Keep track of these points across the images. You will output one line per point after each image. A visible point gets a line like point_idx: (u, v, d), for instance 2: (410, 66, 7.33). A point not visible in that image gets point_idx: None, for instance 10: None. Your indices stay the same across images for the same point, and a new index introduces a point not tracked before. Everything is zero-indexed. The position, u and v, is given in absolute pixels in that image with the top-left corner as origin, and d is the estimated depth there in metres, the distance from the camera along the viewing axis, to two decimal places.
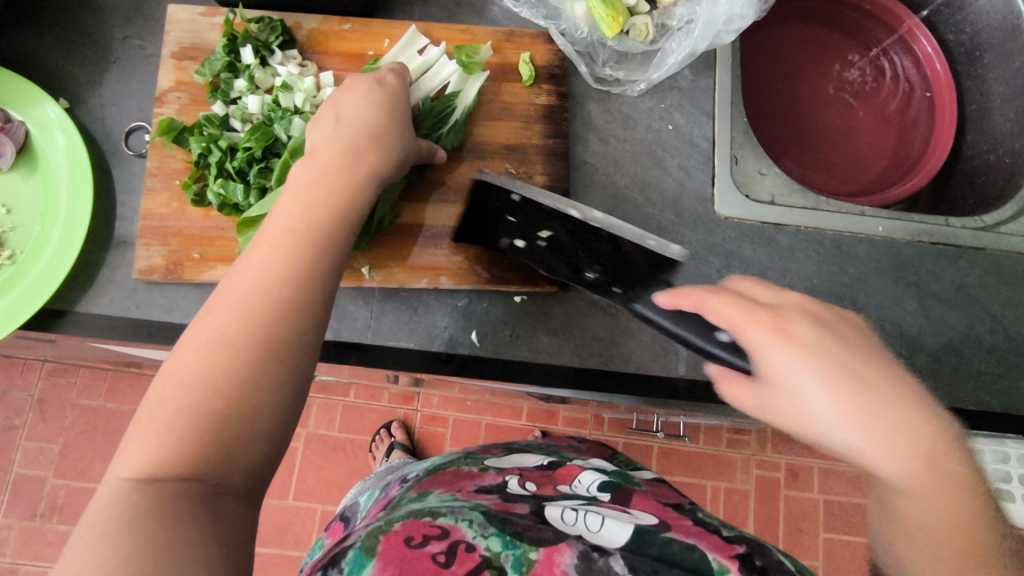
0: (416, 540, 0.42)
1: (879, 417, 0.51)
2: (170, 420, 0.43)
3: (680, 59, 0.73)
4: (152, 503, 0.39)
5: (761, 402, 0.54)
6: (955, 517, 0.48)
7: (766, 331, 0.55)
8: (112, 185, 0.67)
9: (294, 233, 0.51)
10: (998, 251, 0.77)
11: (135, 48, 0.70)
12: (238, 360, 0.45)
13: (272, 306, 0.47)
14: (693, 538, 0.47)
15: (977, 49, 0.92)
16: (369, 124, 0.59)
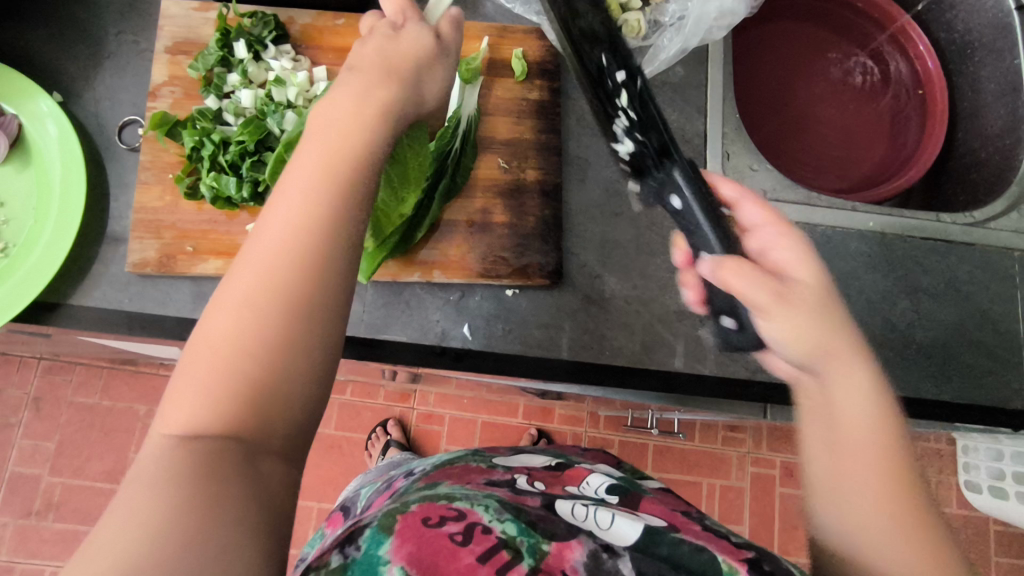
0: (433, 519, 0.43)
1: (846, 370, 0.51)
2: (209, 380, 0.40)
3: (671, 55, 0.74)
4: (198, 458, 0.36)
5: (776, 293, 0.51)
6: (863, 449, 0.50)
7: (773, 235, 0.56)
8: (105, 179, 0.68)
9: (324, 169, 0.46)
10: (987, 246, 0.77)
11: (129, 43, 0.71)
12: (274, 308, 0.41)
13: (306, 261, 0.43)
14: (703, 540, 0.46)
15: (968, 47, 0.93)
16: (388, 63, 0.54)
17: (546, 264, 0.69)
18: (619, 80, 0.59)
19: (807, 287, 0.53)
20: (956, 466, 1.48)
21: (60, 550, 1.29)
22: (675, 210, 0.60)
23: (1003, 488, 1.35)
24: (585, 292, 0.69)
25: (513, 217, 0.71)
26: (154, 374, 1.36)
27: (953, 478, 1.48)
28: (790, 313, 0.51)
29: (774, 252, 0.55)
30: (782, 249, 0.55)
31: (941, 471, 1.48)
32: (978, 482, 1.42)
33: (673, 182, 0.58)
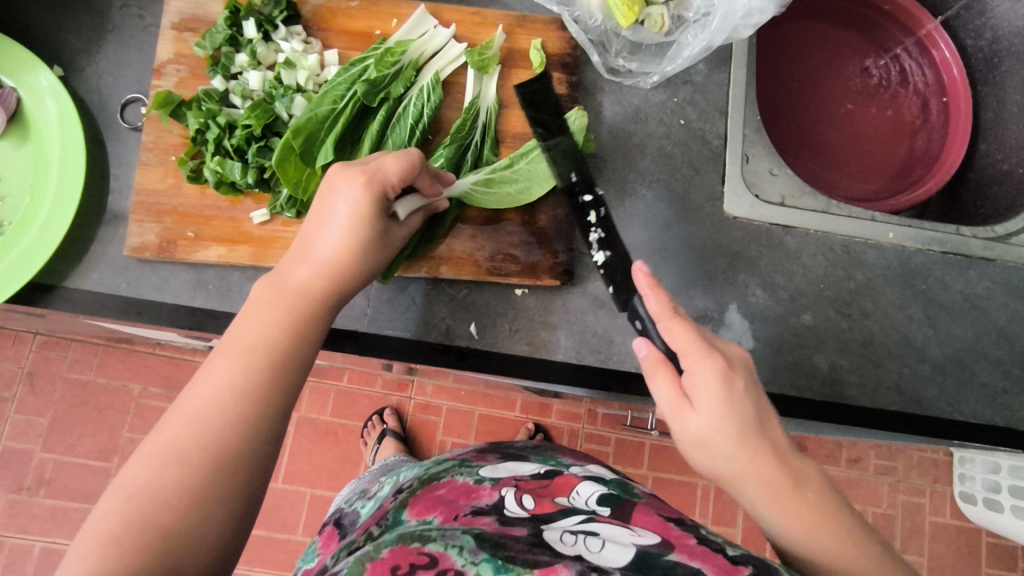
0: (402, 570, 0.43)
1: (737, 450, 0.49)
2: (144, 487, 0.42)
3: (694, 53, 0.70)
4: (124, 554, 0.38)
5: (674, 403, 0.51)
6: (797, 521, 0.48)
7: (666, 392, 0.51)
8: (107, 159, 0.65)
9: (302, 295, 0.53)
10: (1008, 262, 0.75)
11: (135, 17, 0.68)
12: (221, 427, 0.45)
13: (246, 389, 0.47)
14: (697, 560, 0.45)
15: (996, 56, 0.91)
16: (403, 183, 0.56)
17: (557, 264, 0.67)
18: (586, 200, 0.69)
19: (706, 428, 0.49)
20: (952, 476, 1.47)
21: (51, 527, 1.28)
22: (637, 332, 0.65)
23: (999, 500, 1.35)
24: (596, 295, 0.68)
25: (525, 213, 0.69)
26: (151, 353, 1.34)
27: (949, 487, 1.47)
28: (686, 431, 0.50)
29: (693, 375, 0.50)
30: (699, 368, 0.49)
31: (936, 480, 1.47)
32: (973, 493, 1.42)
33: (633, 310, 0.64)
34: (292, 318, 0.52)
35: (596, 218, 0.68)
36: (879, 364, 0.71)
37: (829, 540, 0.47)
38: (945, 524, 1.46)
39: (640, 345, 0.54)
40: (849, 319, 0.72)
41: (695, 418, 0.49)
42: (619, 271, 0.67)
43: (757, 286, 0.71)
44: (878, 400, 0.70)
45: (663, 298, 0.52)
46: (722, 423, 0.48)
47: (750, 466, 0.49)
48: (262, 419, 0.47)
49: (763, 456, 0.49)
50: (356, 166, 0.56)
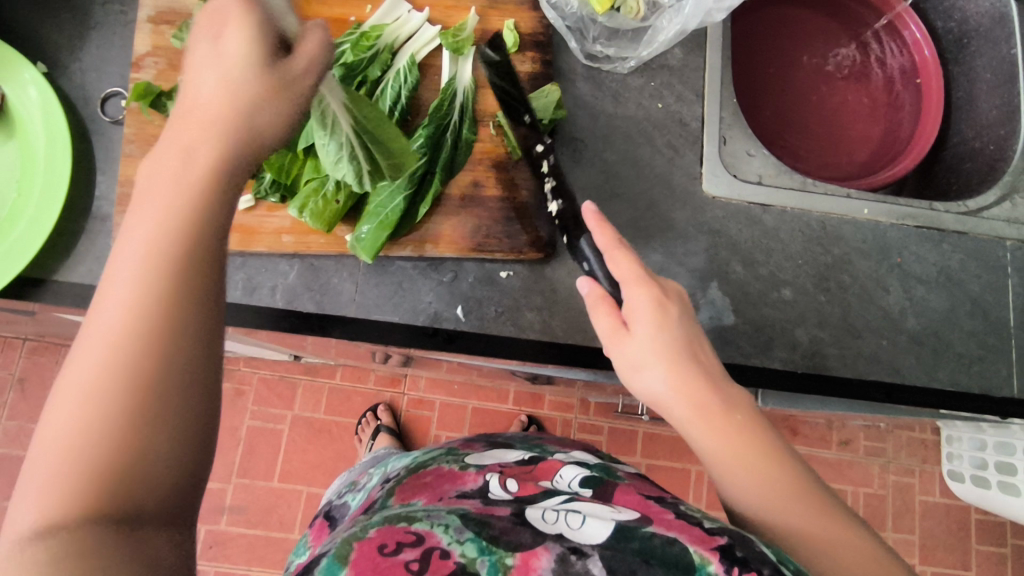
0: (390, 547, 0.43)
1: (669, 371, 0.52)
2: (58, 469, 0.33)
3: (670, 37, 0.72)
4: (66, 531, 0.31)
5: (612, 332, 0.56)
6: (724, 439, 0.50)
7: (606, 325, 0.56)
8: (92, 153, 0.66)
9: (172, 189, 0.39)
10: (980, 235, 0.77)
11: (115, 12, 0.69)
12: (119, 370, 0.35)
13: (127, 375, 0.35)
14: (675, 531, 0.47)
15: (965, 36, 0.93)
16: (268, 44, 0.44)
17: (540, 239, 0.68)
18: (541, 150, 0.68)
19: (642, 351, 0.54)
20: (940, 455, 1.50)
21: None
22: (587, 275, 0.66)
23: (985, 477, 1.37)
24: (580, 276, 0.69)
25: (504, 190, 0.70)
26: None
27: (937, 467, 1.50)
28: (624, 361, 0.55)
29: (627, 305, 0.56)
30: (632, 298, 0.55)
31: (925, 460, 1.50)
32: (961, 471, 1.44)
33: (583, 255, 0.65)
34: (160, 261, 0.37)
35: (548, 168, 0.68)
36: (858, 336, 0.73)
37: (750, 461, 0.49)
38: (935, 503, 1.49)
39: (583, 282, 0.59)
40: (827, 293, 0.74)
41: (631, 341, 0.54)
42: (568, 221, 0.67)
43: (737, 262, 0.73)
44: (858, 370, 0.72)
45: (609, 232, 0.57)
46: (653, 342, 0.53)
47: (679, 389, 0.52)
48: (165, 394, 0.35)
49: (691, 377, 0.52)
50: (208, 14, 0.42)
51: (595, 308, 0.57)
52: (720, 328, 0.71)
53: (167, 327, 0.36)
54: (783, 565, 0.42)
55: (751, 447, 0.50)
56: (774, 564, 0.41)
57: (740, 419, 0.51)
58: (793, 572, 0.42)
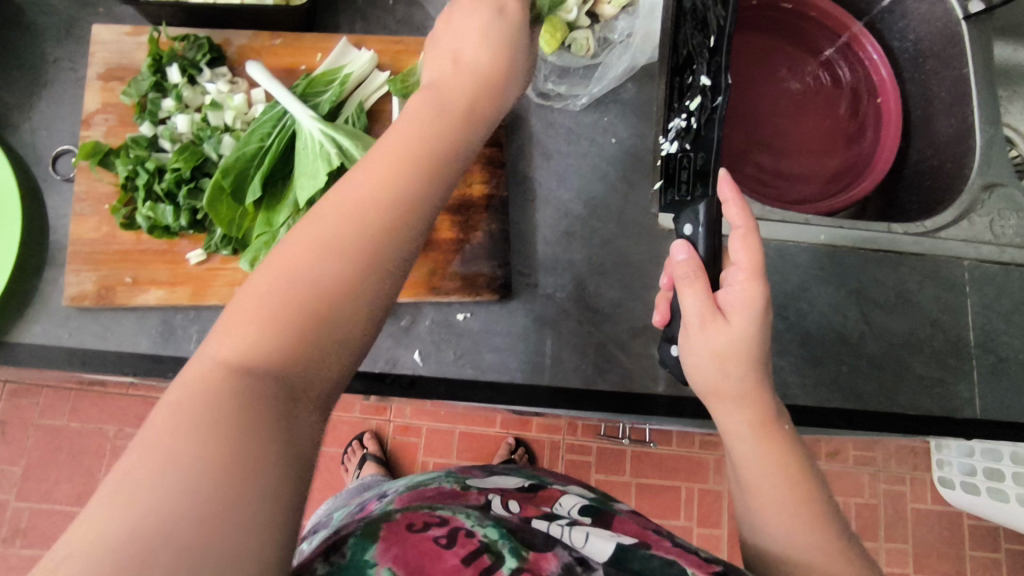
0: (418, 525, 0.46)
1: (746, 368, 0.51)
2: (263, 325, 0.37)
3: (620, 73, 0.74)
4: (237, 404, 0.33)
5: (705, 314, 0.52)
6: (771, 463, 0.51)
7: (697, 306, 0.52)
8: (44, 210, 0.66)
9: (416, 151, 0.45)
10: (937, 256, 0.78)
11: (66, 70, 0.69)
12: (335, 267, 0.40)
13: (331, 281, 0.39)
14: (673, 554, 0.46)
15: (920, 56, 0.94)
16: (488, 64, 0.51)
17: (494, 279, 0.69)
18: (700, 82, 0.63)
19: (737, 341, 0.51)
20: (930, 462, 1.49)
21: None
22: (682, 237, 0.60)
23: (975, 483, 1.37)
24: (537, 314, 0.69)
25: (459, 233, 0.70)
26: (123, 394, 1.33)
27: (928, 473, 1.49)
28: (708, 343, 0.52)
29: (728, 290, 0.52)
30: (742, 287, 0.51)
31: (915, 467, 1.49)
32: (952, 478, 1.44)
33: (692, 210, 0.59)
34: (385, 196, 0.42)
35: (696, 104, 0.64)
36: (818, 363, 0.73)
37: (785, 490, 0.50)
38: (928, 510, 1.48)
39: (679, 249, 0.55)
40: (785, 321, 0.74)
41: (727, 329, 0.51)
42: (690, 174, 0.62)
43: None
44: (820, 398, 0.72)
45: (745, 212, 0.52)
46: (749, 339, 0.51)
47: (753, 388, 0.52)
48: (349, 302, 0.39)
49: (764, 392, 0.52)
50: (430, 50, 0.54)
51: (686, 289, 0.53)
52: None
53: (374, 264, 0.41)
54: None
55: (791, 479, 0.51)
56: None
57: (795, 450, 0.52)
58: None
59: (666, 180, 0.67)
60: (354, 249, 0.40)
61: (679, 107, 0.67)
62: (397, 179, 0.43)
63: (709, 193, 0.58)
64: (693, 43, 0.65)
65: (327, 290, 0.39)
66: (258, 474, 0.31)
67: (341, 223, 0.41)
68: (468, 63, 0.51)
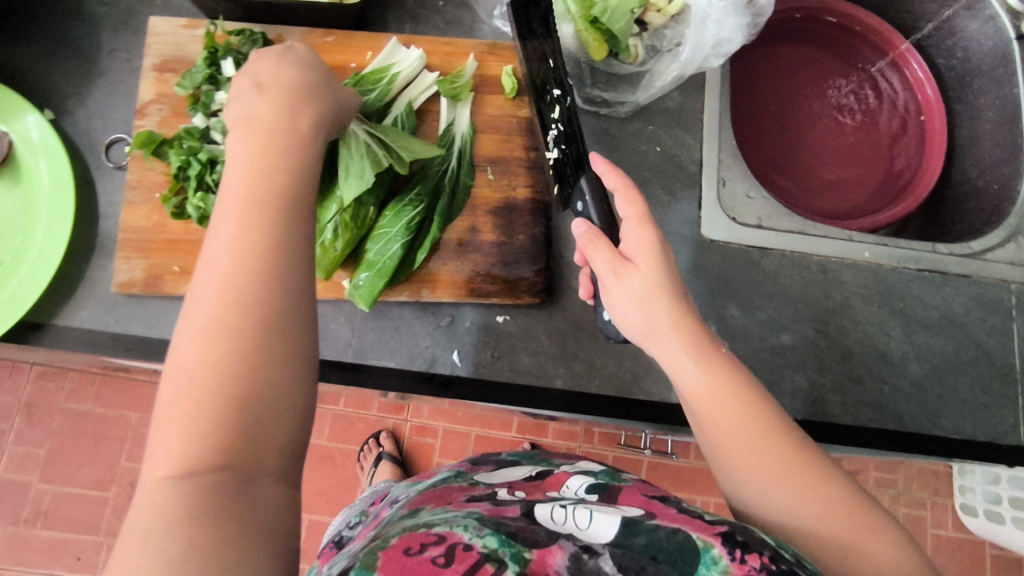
0: (415, 548, 0.42)
1: (663, 309, 0.51)
2: (186, 415, 0.37)
3: (666, 82, 0.73)
4: (191, 496, 0.34)
5: (614, 265, 0.53)
6: (728, 406, 0.48)
7: (603, 261, 0.54)
8: (95, 197, 0.67)
9: (258, 200, 0.44)
10: (985, 278, 0.77)
11: (122, 60, 0.71)
12: (236, 337, 0.39)
13: (263, 338, 0.39)
14: (678, 522, 0.45)
15: (967, 75, 0.93)
16: (297, 83, 0.54)
17: (536, 283, 0.69)
18: (554, 95, 0.65)
19: (648, 279, 0.52)
20: (952, 487, 1.45)
21: (50, 560, 1.26)
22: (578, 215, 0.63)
23: (1000, 511, 1.33)
24: (576, 319, 0.69)
25: (502, 234, 0.70)
26: (148, 381, 1.33)
27: (950, 500, 1.45)
28: (627, 291, 0.52)
29: (626, 242, 0.55)
30: (636, 235, 0.54)
31: (937, 492, 1.45)
32: (974, 505, 1.40)
33: (579, 190, 0.62)
34: (261, 237, 0.42)
35: (559, 111, 0.65)
36: (859, 382, 0.72)
37: (746, 427, 0.47)
38: (948, 537, 1.44)
39: (577, 225, 0.57)
40: (827, 337, 0.73)
41: (635, 274, 0.52)
42: (571, 166, 0.64)
43: (734, 306, 0.72)
44: (860, 417, 0.71)
45: (620, 175, 0.57)
46: (657, 282, 0.52)
47: (683, 324, 0.51)
48: (274, 362, 0.39)
49: (695, 325, 0.52)
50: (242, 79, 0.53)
51: (592, 243, 0.55)
52: None
53: (270, 330, 0.40)
54: (785, 549, 0.41)
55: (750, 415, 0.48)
56: (776, 549, 0.40)
57: (742, 381, 0.49)
58: (797, 557, 0.41)
59: (558, 183, 0.67)
60: (260, 287, 0.40)
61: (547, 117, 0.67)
62: (265, 241, 0.42)
63: (586, 167, 0.61)
64: (543, 72, 0.67)
65: (256, 354, 0.39)
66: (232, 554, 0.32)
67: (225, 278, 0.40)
68: (275, 88, 0.53)
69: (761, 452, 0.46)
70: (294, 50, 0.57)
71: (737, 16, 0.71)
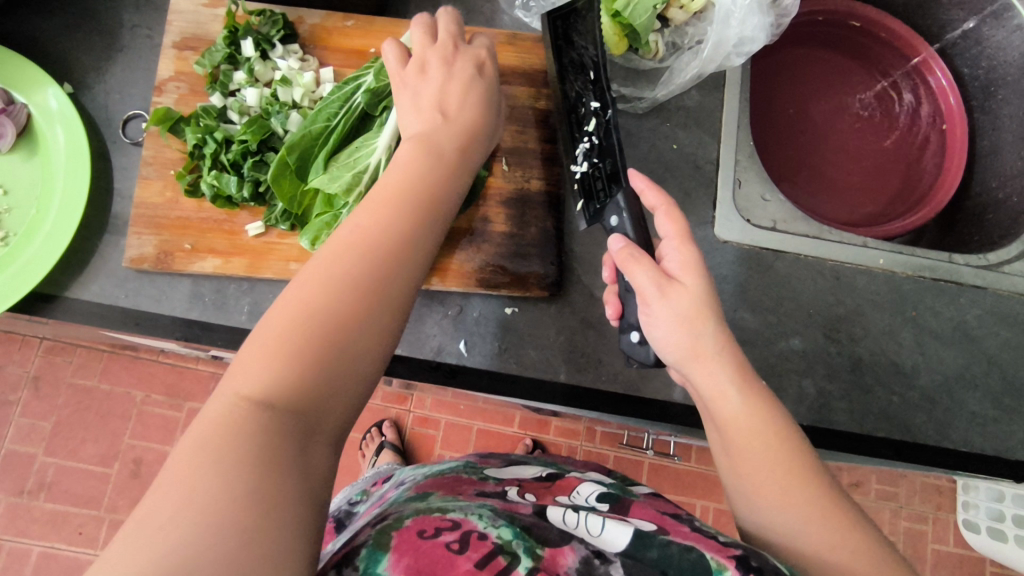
0: (429, 532, 0.42)
1: (706, 328, 0.50)
2: (279, 348, 0.39)
3: (687, 79, 0.72)
4: (266, 425, 0.35)
5: (659, 282, 0.52)
6: (754, 428, 0.48)
7: (647, 279, 0.52)
8: (110, 171, 0.68)
9: (412, 199, 0.50)
10: (1000, 291, 0.75)
11: (143, 37, 0.71)
12: (345, 304, 0.42)
13: (361, 311, 0.42)
14: (691, 540, 0.43)
15: (992, 85, 0.91)
16: (474, 117, 0.59)
17: (546, 277, 0.68)
18: (592, 108, 0.64)
19: (696, 297, 0.51)
20: (955, 503, 1.43)
21: (51, 532, 1.27)
22: (611, 229, 0.61)
23: (1002, 529, 1.30)
24: (585, 315, 0.68)
25: (514, 227, 0.70)
26: (155, 360, 1.33)
27: (952, 515, 1.43)
28: (671, 308, 0.51)
29: (667, 261, 0.54)
30: (677, 253, 0.53)
31: (939, 506, 1.44)
32: (977, 522, 1.37)
33: (613, 204, 0.61)
34: (400, 232, 0.47)
35: (595, 125, 0.64)
36: (867, 390, 0.71)
37: (768, 449, 0.47)
38: (948, 552, 1.42)
39: (614, 240, 0.56)
40: (837, 344, 0.72)
41: (680, 292, 0.51)
42: (603, 180, 0.63)
43: (746, 309, 0.72)
44: (867, 426, 0.70)
45: (661, 194, 0.55)
46: (704, 299, 0.51)
47: (726, 347, 0.50)
48: (359, 338, 0.41)
49: (735, 345, 0.51)
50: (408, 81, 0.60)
51: (633, 259, 0.53)
52: None
53: (370, 309, 0.42)
54: None
55: (775, 441, 0.48)
56: None
57: (772, 406, 0.49)
58: None
59: (583, 199, 0.66)
60: (381, 269, 0.44)
61: (580, 133, 0.66)
62: (396, 242, 0.46)
63: (622, 181, 0.59)
64: (582, 87, 0.67)
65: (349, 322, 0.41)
66: (282, 500, 0.32)
67: (346, 259, 0.44)
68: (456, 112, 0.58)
69: (782, 476, 0.46)
70: (482, 77, 0.61)
71: (762, 15, 0.69)
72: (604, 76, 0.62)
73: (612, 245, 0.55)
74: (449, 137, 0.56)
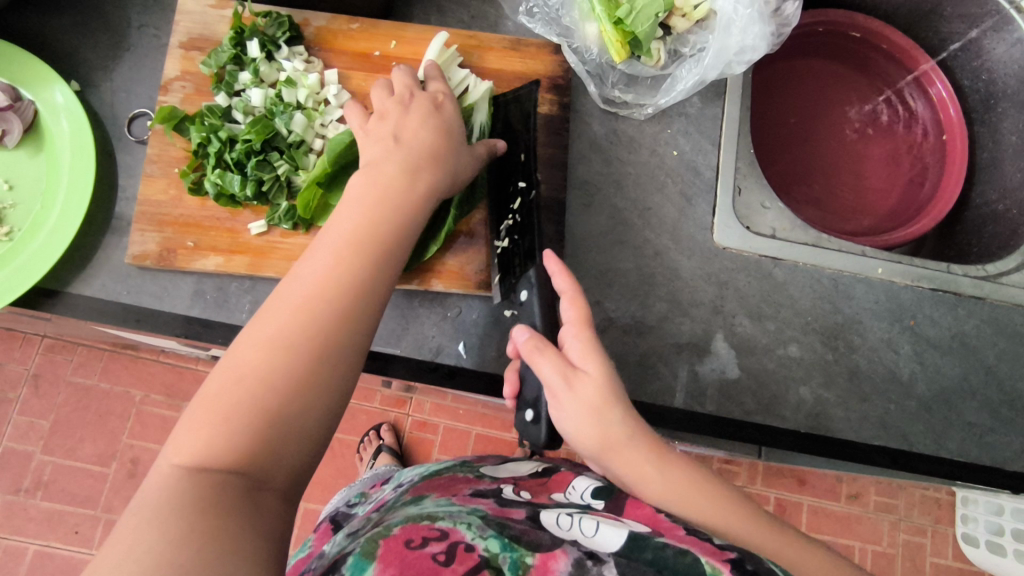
0: (416, 541, 0.42)
1: (613, 414, 0.51)
2: (223, 413, 0.40)
3: (688, 86, 0.73)
4: (203, 488, 0.36)
5: (565, 375, 0.51)
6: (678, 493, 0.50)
7: (552, 373, 0.51)
8: (115, 168, 0.69)
9: (356, 239, 0.50)
10: (998, 301, 0.76)
11: (151, 36, 0.72)
12: (297, 358, 0.43)
13: (309, 359, 0.43)
14: (686, 543, 0.44)
15: (992, 97, 0.92)
16: (431, 147, 0.59)
17: None
18: (517, 187, 0.67)
19: (603, 384, 0.51)
20: (954, 516, 1.42)
21: (45, 532, 1.27)
22: (522, 305, 0.63)
23: (1002, 543, 1.30)
24: None
25: None
26: (154, 360, 1.34)
27: (951, 528, 1.42)
28: (579, 399, 0.51)
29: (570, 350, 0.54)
30: (579, 342, 0.53)
31: (938, 520, 1.42)
32: (976, 535, 1.37)
33: (526, 279, 0.63)
34: (345, 273, 0.47)
35: (519, 205, 0.67)
36: (864, 399, 0.71)
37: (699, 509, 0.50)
38: (948, 566, 1.40)
39: (520, 330, 0.54)
40: (836, 352, 0.72)
41: (589, 381, 0.51)
42: (519, 257, 0.65)
43: (744, 316, 0.72)
44: (864, 434, 0.70)
45: (569, 278, 0.56)
46: (607, 386, 0.52)
47: (636, 429, 0.52)
48: (307, 388, 0.42)
49: (643, 424, 0.53)
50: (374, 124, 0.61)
51: (539, 353, 0.52)
52: (724, 382, 0.69)
53: (324, 356, 0.44)
54: None
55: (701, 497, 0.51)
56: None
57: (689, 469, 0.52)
58: None
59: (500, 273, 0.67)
60: (332, 316, 0.45)
61: (502, 210, 0.68)
62: (344, 283, 0.47)
63: (536, 260, 0.62)
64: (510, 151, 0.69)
65: (297, 376, 0.42)
66: (228, 537, 0.34)
67: (301, 304, 0.45)
68: (410, 145, 0.59)
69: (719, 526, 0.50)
70: (440, 113, 0.62)
71: (763, 24, 0.69)
72: (534, 163, 0.66)
73: (517, 335, 0.54)
74: (397, 170, 0.56)
